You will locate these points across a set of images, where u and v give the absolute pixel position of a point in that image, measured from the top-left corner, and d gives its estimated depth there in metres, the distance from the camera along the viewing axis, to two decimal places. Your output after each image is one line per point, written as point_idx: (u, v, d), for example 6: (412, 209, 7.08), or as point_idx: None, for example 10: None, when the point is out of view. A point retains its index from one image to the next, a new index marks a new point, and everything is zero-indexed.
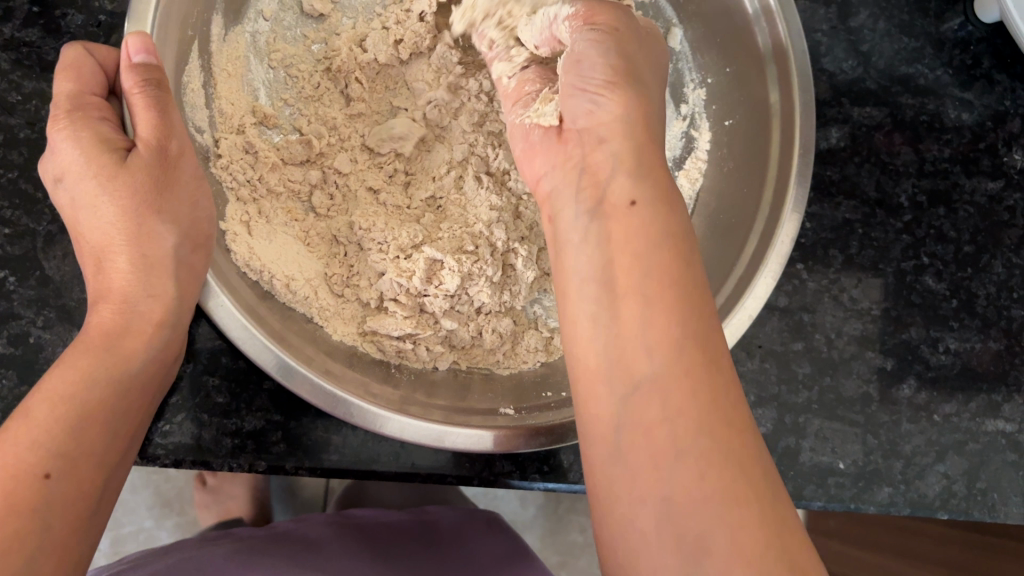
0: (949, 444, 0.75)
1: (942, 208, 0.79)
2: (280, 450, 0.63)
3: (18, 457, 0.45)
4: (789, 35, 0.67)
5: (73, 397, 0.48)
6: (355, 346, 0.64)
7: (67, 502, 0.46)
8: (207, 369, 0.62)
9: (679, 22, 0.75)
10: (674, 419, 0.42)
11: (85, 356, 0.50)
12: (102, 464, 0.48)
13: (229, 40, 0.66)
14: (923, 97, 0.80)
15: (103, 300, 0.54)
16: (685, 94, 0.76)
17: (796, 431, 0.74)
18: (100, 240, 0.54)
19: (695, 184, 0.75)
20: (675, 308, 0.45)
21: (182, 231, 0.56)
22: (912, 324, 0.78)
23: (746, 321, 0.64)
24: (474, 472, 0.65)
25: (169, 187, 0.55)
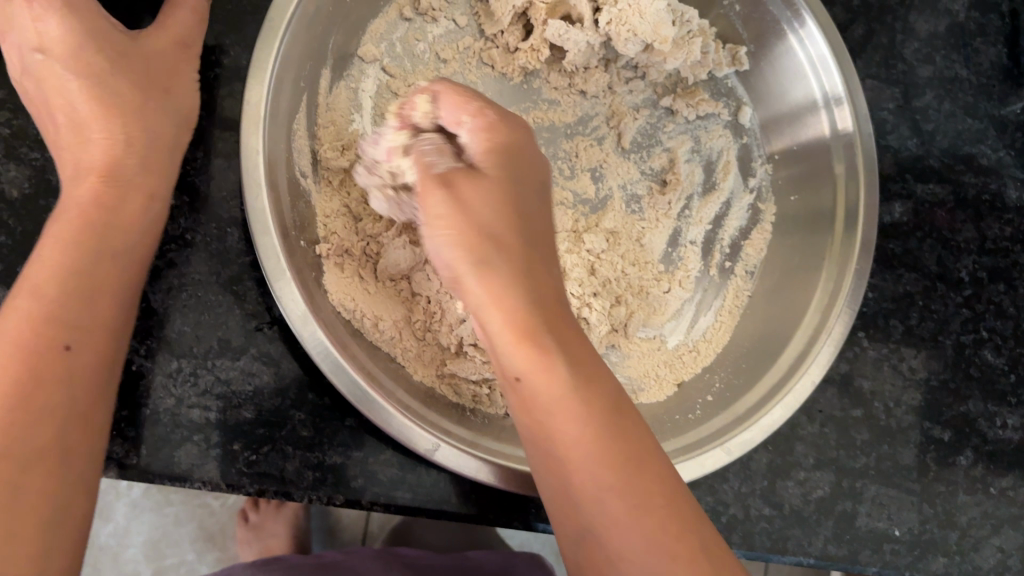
0: (1004, 518, 0.77)
1: (1002, 284, 0.81)
2: (357, 485, 0.66)
3: (35, 327, 0.47)
4: (857, 120, 0.71)
5: (70, 264, 0.50)
6: (434, 387, 0.67)
7: (92, 356, 0.50)
8: (294, 404, 0.65)
9: (749, 101, 0.78)
10: (588, 457, 0.46)
11: (76, 223, 0.52)
12: (110, 318, 0.52)
13: (333, 93, 0.69)
14: (984, 177, 0.83)
15: (86, 174, 0.55)
16: (753, 168, 0.78)
17: (853, 496, 0.75)
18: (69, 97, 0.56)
19: (760, 254, 0.77)
20: (578, 397, 0.47)
21: (152, 113, 0.58)
22: (969, 397, 0.79)
23: (813, 385, 0.67)
24: (538, 516, 0.69)
25: (153, 70, 0.59)
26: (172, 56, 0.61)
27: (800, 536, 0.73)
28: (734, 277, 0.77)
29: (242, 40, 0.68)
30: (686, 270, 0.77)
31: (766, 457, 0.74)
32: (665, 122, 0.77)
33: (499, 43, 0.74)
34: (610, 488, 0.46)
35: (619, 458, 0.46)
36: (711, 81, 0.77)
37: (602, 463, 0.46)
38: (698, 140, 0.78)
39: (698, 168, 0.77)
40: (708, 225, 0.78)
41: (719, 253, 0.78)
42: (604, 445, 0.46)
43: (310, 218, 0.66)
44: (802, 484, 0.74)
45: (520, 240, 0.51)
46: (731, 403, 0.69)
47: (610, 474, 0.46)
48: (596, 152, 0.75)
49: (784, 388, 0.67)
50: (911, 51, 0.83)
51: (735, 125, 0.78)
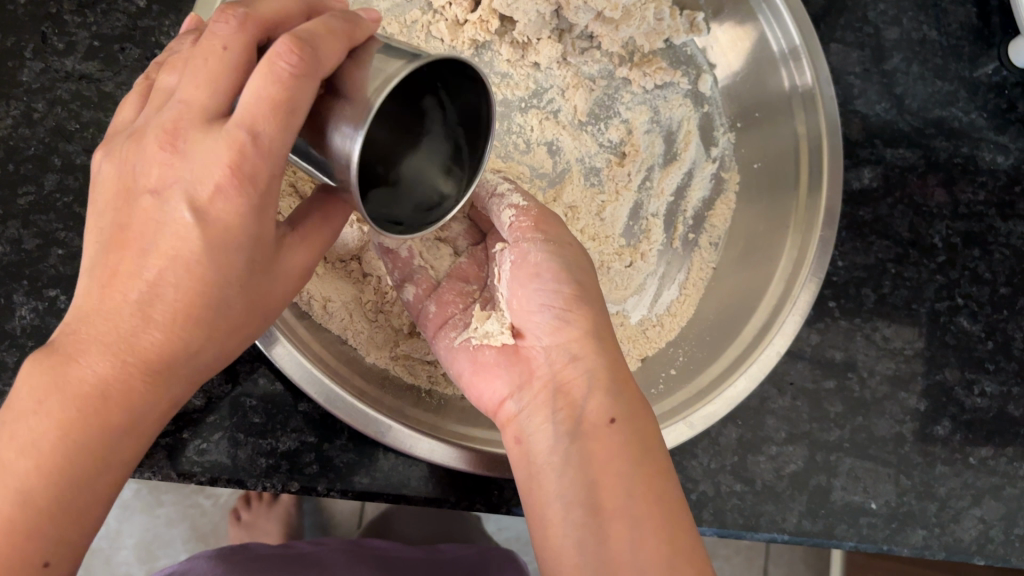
0: (985, 488, 0.75)
1: (977, 249, 0.79)
2: (312, 471, 0.64)
3: (24, 542, 0.41)
4: (817, 81, 0.69)
5: (80, 451, 0.42)
6: (387, 370, 0.65)
7: (72, 544, 0.43)
8: (245, 390, 0.64)
9: (709, 69, 0.76)
10: (628, 477, 0.50)
11: (85, 390, 0.41)
12: (99, 504, 0.44)
13: None
14: (956, 140, 0.80)
15: (122, 351, 0.42)
16: (715, 137, 0.76)
17: (827, 469, 0.73)
18: (140, 263, 0.42)
19: (725, 224, 0.75)
20: (642, 437, 0.53)
21: (229, 332, 0.46)
22: (946, 365, 0.77)
23: (778, 355, 0.65)
24: (502, 500, 0.66)
25: (262, 291, 0.46)
26: (295, 274, 0.48)
27: (774, 513, 0.71)
28: (698, 249, 0.75)
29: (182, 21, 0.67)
30: (650, 242, 0.75)
31: (736, 433, 0.73)
32: (622, 93, 0.75)
33: (447, 16, 0.70)
34: (657, 535, 0.48)
35: (655, 488, 0.51)
36: (670, 49, 0.76)
37: (659, 513, 0.49)
38: (657, 110, 0.75)
39: (658, 139, 0.75)
40: (670, 197, 0.76)
41: (682, 225, 0.76)
42: (663, 503, 0.50)
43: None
44: (774, 459, 0.73)
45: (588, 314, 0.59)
46: (696, 376, 0.67)
47: (663, 527, 0.49)
48: (552, 125, 0.73)
49: (749, 358, 0.65)
50: (877, 14, 0.81)
51: (696, 93, 0.77)
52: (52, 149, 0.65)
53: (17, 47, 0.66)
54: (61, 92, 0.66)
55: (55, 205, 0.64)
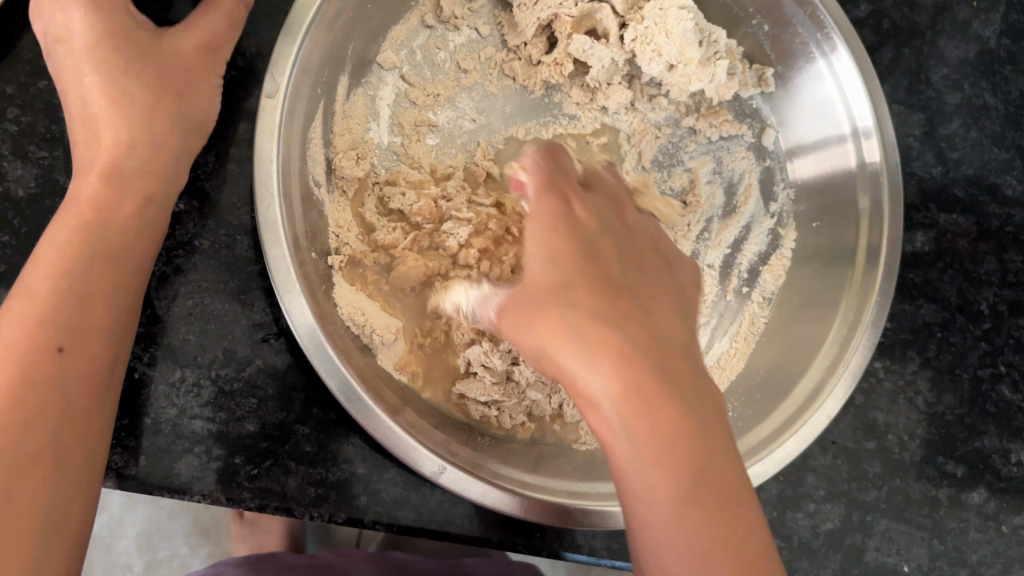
0: (1015, 557, 0.76)
1: (1022, 318, 0.80)
2: (360, 503, 0.64)
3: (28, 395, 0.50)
4: (885, 153, 0.70)
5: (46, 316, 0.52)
6: (442, 409, 0.67)
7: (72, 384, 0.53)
8: (299, 419, 0.64)
9: (774, 123, 0.78)
10: (665, 533, 0.43)
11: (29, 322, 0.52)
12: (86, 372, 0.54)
13: (350, 99, 0.70)
14: (1009, 208, 0.81)
15: (88, 169, 0.58)
16: (774, 192, 0.78)
17: (863, 529, 0.74)
18: (79, 94, 0.58)
19: (778, 279, 0.77)
20: (664, 468, 0.43)
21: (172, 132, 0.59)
22: (985, 433, 0.78)
23: (827, 419, 0.67)
24: (543, 543, 0.67)
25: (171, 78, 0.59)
26: (190, 57, 0.60)
27: (808, 569, 0.73)
28: (751, 303, 0.78)
29: (262, 48, 0.66)
30: (704, 294, 0.78)
31: (776, 488, 0.73)
32: (687, 142, 0.77)
33: (521, 56, 0.74)
34: (683, 531, 0.42)
35: (701, 531, 0.42)
36: (737, 101, 0.78)
37: (683, 493, 0.43)
38: (720, 161, 0.78)
39: (719, 191, 0.78)
40: (727, 248, 0.79)
41: (736, 278, 0.79)
42: (688, 474, 0.43)
43: (322, 227, 0.66)
44: (812, 516, 0.74)
45: (581, 302, 0.48)
46: (744, 433, 0.69)
47: (700, 518, 0.42)
48: (616, 168, 0.76)
49: (800, 420, 0.68)
50: (940, 77, 0.81)
51: (758, 146, 0.79)
52: None
53: None
54: None
55: None
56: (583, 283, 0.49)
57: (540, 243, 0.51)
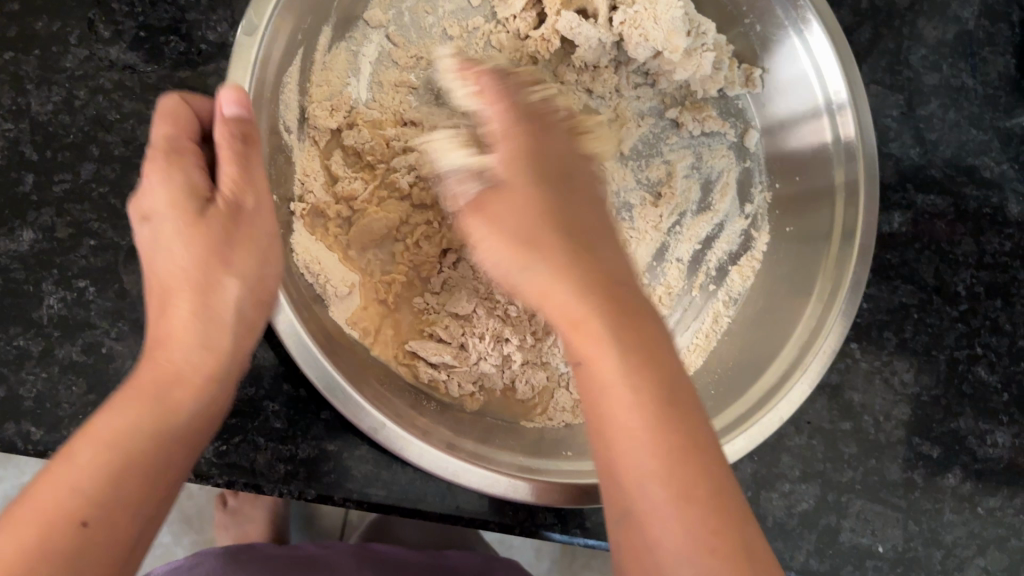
0: (991, 539, 0.75)
1: (999, 300, 0.79)
2: (330, 480, 0.64)
3: (87, 504, 0.43)
4: (862, 135, 0.70)
5: (127, 428, 0.46)
6: (392, 366, 0.67)
7: (137, 503, 0.45)
8: (268, 394, 0.64)
9: (757, 124, 0.79)
10: (642, 446, 0.45)
11: (141, 387, 0.48)
12: (166, 472, 0.47)
13: (332, 50, 0.69)
14: (987, 190, 0.80)
15: (161, 346, 0.51)
16: (751, 194, 0.79)
17: (838, 510, 0.74)
18: (177, 256, 0.52)
19: (746, 281, 0.78)
20: (640, 378, 0.47)
21: (246, 245, 0.55)
22: (960, 414, 0.77)
23: (779, 423, 0.65)
24: (516, 521, 0.66)
25: (230, 245, 0.53)
26: (241, 251, 0.54)
27: (782, 549, 0.73)
28: (717, 301, 0.78)
29: (231, 19, 0.67)
30: (668, 287, 0.79)
31: (750, 468, 0.73)
32: (668, 134, 0.78)
33: (509, 28, 0.74)
34: (669, 474, 0.45)
35: (678, 453, 0.45)
36: (722, 99, 0.79)
37: (667, 439, 0.45)
38: (700, 157, 0.79)
39: (695, 186, 0.79)
40: (697, 244, 0.79)
41: (704, 275, 0.79)
42: (666, 396, 0.47)
43: (287, 173, 0.66)
44: (787, 497, 0.73)
45: (560, 232, 0.55)
46: (717, 413, 0.69)
47: (665, 441, 0.45)
48: None
49: (765, 408, 0.66)
50: (918, 58, 0.81)
51: (740, 147, 0.79)
52: (91, 138, 0.65)
53: (63, 32, 0.66)
54: (104, 80, 0.65)
55: (91, 195, 0.64)
56: (564, 232, 0.55)
57: (516, 187, 0.56)
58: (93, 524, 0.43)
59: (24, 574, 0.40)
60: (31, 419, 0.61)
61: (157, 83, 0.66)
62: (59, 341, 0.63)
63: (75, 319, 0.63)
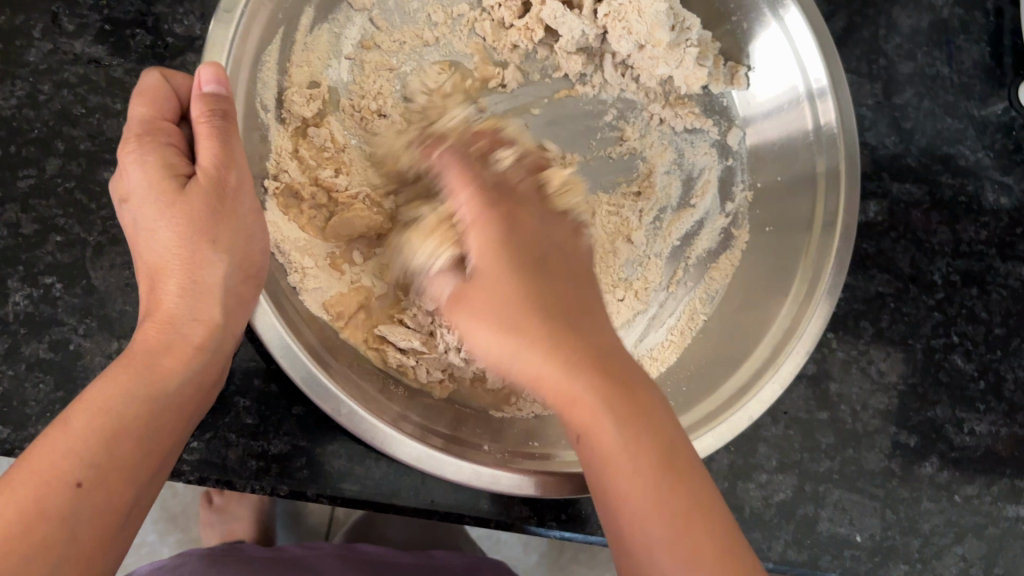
0: (968, 527, 0.75)
1: (975, 288, 0.79)
2: (302, 475, 0.63)
3: (83, 469, 0.44)
4: (843, 125, 0.70)
5: (116, 398, 0.47)
6: (362, 351, 0.66)
7: (128, 470, 0.46)
8: (239, 390, 0.63)
9: (741, 123, 0.78)
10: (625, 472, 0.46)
11: (127, 364, 0.50)
12: (155, 445, 0.49)
13: (313, 33, 0.69)
14: (962, 178, 0.80)
15: (151, 319, 0.53)
16: (732, 192, 0.78)
17: (815, 500, 0.74)
18: (160, 239, 0.53)
19: (723, 278, 0.77)
20: (621, 426, 0.47)
21: (234, 220, 0.55)
22: (937, 402, 0.77)
23: (750, 420, 0.65)
24: (492, 514, 0.66)
25: (220, 223, 0.54)
26: (232, 232, 0.55)
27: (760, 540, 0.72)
28: (693, 298, 0.78)
29: (197, 11, 0.67)
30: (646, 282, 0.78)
31: (727, 459, 0.73)
32: (650, 129, 0.78)
33: (494, 16, 0.74)
34: (663, 513, 0.45)
35: (663, 496, 0.46)
36: (707, 96, 0.78)
37: (635, 431, 0.47)
38: (682, 154, 0.78)
39: (676, 182, 0.78)
40: (676, 240, 0.79)
41: (682, 270, 0.79)
42: (648, 455, 0.47)
43: (261, 152, 0.65)
44: (764, 487, 0.73)
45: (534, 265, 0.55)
46: (696, 403, 0.69)
47: (643, 471, 0.46)
48: (575, 144, 0.76)
49: (741, 401, 0.66)
50: (893, 47, 0.81)
51: (723, 145, 0.79)
52: (57, 133, 0.64)
53: (27, 26, 0.65)
54: (69, 74, 0.65)
55: (57, 190, 0.64)
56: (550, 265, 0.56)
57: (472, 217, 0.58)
58: (92, 488, 0.44)
59: (14, 535, 0.41)
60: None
61: (123, 77, 0.65)
62: (25, 338, 0.62)
63: (41, 316, 0.62)
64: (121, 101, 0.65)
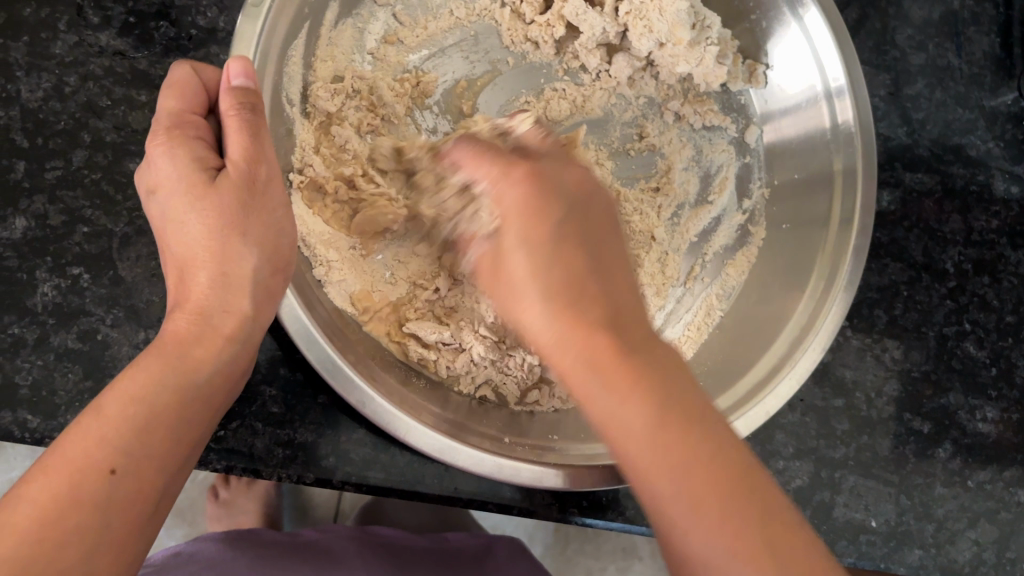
0: (981, 511, 0.76)
1: (987, 277, 0.80)
2: (328, 464, 0.64)
3: (116, 456, 0.45)
4: (861, 123, 0.70)
5: (146, 389, 0.47)
6: (385, 346, 0.67)
7: (160, 459, 0.47)
8: (265, 379, 0.64)
9: (758, 121, 0.80)
10: (638, 430, 0.43)
11: (156, 356, 0.50)
12: (186, 433, 0.49)
13: (338, 27, 0.69)
14: (973, 168, 0.81)
15: (179, 310, 0.53)
16: (749, 190, 0.79)
17: (831, 486, 0.75)
18: (186, 230, 0.53)
19: (740, 275, 0.78)
20: (650, 411, 0.43)
21: (261, 208, 0.55)
22: (950, 389, 0.78)
23: (768, 413, 0.66)
24: (513, 503, 0.66)
25: (247, 214, 0.54)
26: (257, 221, 0.55)
27: None
28: (710, 294, 0.78)
29: (221, 4, 0.67)
30: (665, 276, 0.78)
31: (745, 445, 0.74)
32: (670, 127, 0.78)
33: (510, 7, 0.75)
34: (686, 497, 0.41)
35: (692, 462, 0.42)
36: (725, 93, 0.79)
37: (659, 426, 0.43)
38: (700, 151, 0.79)
39: (694, 179, 0.79)
40: (693, 237, 0.79)
41: (699, 266, 0.79)
42: (669, 427, 0.43)
43: (286, 145, 0.66)
44: (781, 474, 0.74)
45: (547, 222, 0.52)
46: (717, 394, 0.70)
47: (669, 449, 0.42)
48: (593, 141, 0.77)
49: (760, 395, 0.67)
50: (904, 38, 0.82)
51: (740, 143, 0.80)
52: (83, 125, 0.65)
53: (51, 19, 0.65)
54: (94, 66, 0.65)
55: (83, 181, 0.64)
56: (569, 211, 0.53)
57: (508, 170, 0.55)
58: (128, 476, 0.45)
59: (50, 521, 0.41)
60: (27, 407, 0.61)
61: (148, 69, 0.66)
62: (53, 329, 0.62)
63: (69, 307, 0.63)
64: (145, 94, 0.66)
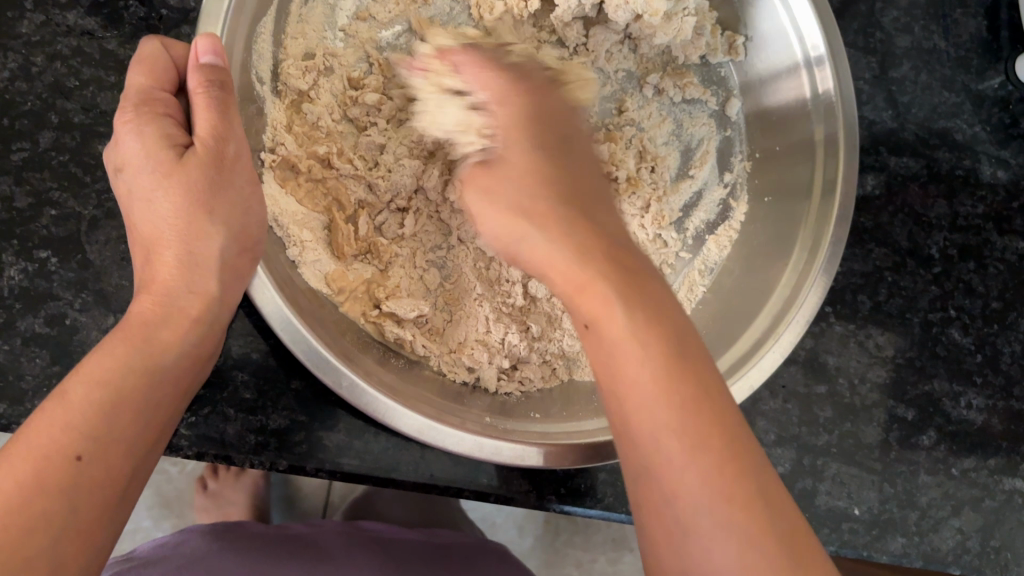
0: (965, 499, 0.75)
1: (972, 262, 0.79)
2: (302, 450, 0.63)
3: (81, 442, 0.44)
4: (841, 92, 0.69)
5: (111, 371, 0.46)
6: (360, 324, 0.66)
7: (126, 442, 0.46)
8: (237, 364, 0.63)
9: (738, 93, 0.79)
10: (666, 434, 0.43)
11: (121, 338, 0.49)
12: (154, 416, 0.48)
13: (308, 4, 0.69)
14: (959, 152, 0.80)
15: (145, 290, 0.52)
16: (731, 163, 0.79)
17: (814, 473, 0.74)
18: (153, 208, 0.52)
19: (722, 250, 0.77)
20: (672, 405, 0.44)
21: (231, 187, 0.55)
22: (935, 376, 0.78)
23: (751, 388, 0.65)
24: (491, 488, 0.66)
25: (219, 194, 0.54)
26: (228, 199, 0.55)
27: None
28: (692, 269, 0.78)
29: None
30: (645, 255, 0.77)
31: None
32: (649, 101, 0.78)
33: None
34: (710, 490, 0.42)
35: (715, 464, 0.42)
36: (704, 67, 0.79)
37: (700, 431, 0.43)
38: (681, 125, 0.79)
39: (675, 152, 0.79)
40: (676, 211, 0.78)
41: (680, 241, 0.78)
42: (686, 421, 0.44)
43: (255, 123, 0.65)
44: None
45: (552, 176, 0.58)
46: None
47: (689, 439, 0.43)
48: None
49: (742, 370, 0.66)
50: (890, 20, 0.81)
51: (721, 116, 0.79)
52: (50, 106, 0.64)
53: None
54: (62, 46, 0.64)
55: (50, 163, 0.63)
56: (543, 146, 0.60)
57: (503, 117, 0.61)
58: (94, 461, 0.44)
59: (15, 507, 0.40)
60: None
61: (117, 50, 0.65)
62: (20, 313, 0.61)
63: (36, 291, 0.62)
64: (114, 74, 0.65)
